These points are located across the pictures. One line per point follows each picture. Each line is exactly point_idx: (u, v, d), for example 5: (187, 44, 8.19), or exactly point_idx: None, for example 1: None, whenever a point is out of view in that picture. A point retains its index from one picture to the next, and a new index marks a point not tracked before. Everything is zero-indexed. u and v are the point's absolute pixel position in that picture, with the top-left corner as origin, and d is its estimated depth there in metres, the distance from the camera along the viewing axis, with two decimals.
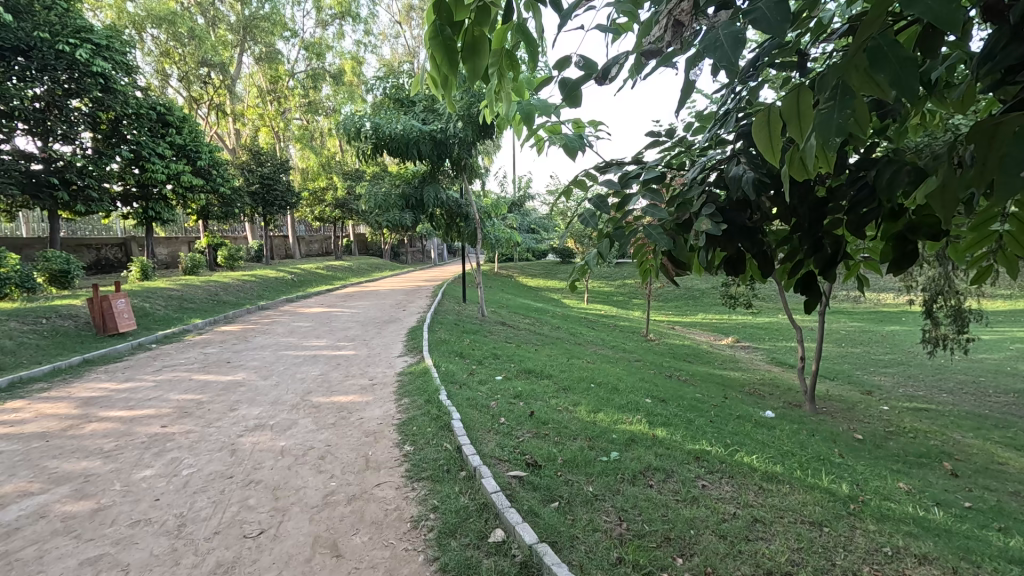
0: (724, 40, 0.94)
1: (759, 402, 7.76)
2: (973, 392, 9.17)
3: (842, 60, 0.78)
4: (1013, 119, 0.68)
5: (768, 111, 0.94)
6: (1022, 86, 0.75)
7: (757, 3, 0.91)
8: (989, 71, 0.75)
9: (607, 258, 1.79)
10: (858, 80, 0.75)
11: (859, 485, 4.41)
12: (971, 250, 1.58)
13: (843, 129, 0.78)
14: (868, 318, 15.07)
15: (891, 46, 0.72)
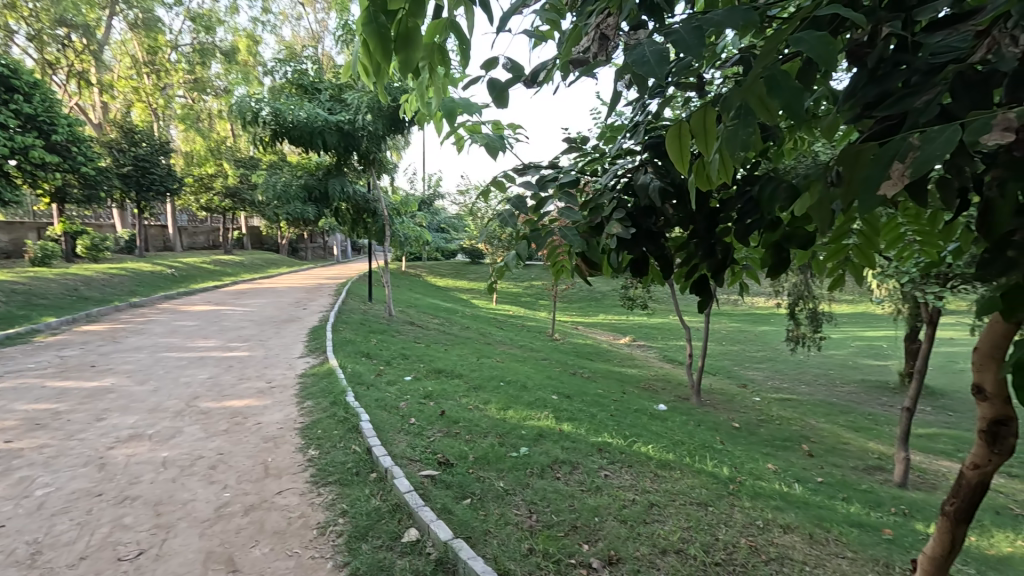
0: (647, 57, 1.00)
1: (653, 396, 8.38)
2: (823, 383, 10.66)
3: (744, 85, 0.87)
4: (870, 147, 0.81)
5: (678, 123, 1.02)
6: (877, 118, 0.89)
7: (675, 27, 0.98)
8: (852, 104, 0.88)
9: (525, 258, 1.84)
10: (756, 104, 0.85)
11: (737, 467, 4.94)
12: (830, 259, 1.86)
13: (745, 146, 0.87)
14: (744, 320, 16.87)
15: (783, 76, 0.82)
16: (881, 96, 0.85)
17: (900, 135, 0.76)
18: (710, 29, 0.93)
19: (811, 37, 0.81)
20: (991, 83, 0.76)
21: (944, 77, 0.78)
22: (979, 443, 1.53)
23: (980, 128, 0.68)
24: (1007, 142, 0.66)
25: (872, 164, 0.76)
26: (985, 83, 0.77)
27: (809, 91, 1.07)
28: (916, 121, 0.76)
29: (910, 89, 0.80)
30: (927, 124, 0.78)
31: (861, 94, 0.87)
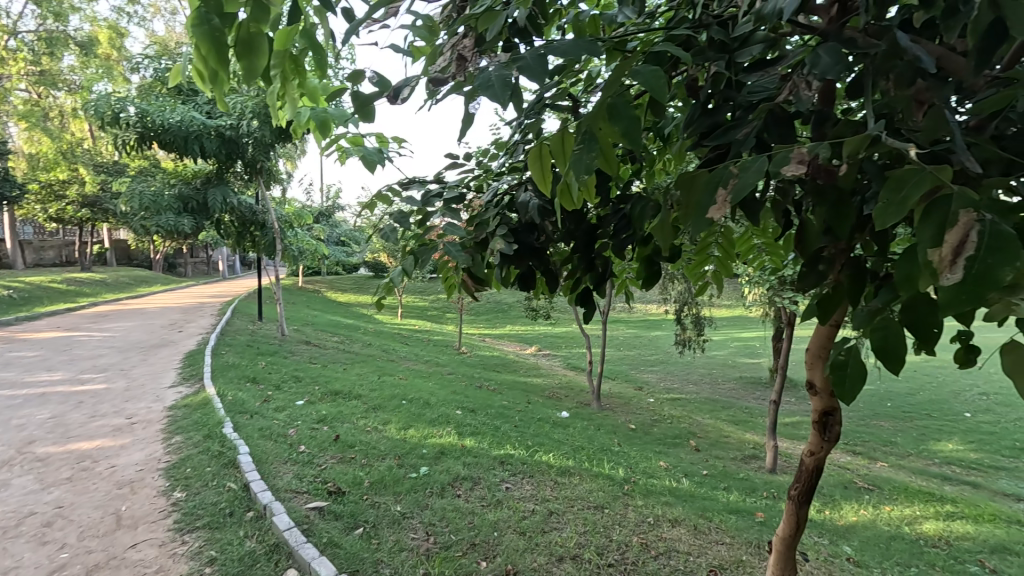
0: (498, 82, 1.00)
1: (557, 404, 8.62)
2: (707, 381, 11.66)
3: (590, 112, 0.90)
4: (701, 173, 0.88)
5: (536, 147, 1.04)
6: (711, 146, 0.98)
7: (523, 54, 1.00)
8: (688, 134, 0.96)
9: (412, 275, 1.80)
10: (602, 130, 0.88)
11: (632, 467, 5.22)
12: (698, 268, 2.04)
13: (593, 170, 0.90)
14: (639, 326, 18.01)
15: (624, 106, 0.86)
16: (712, 128, 0.94)
17: (724, 164, 0.84)
18: (555, 59, 0.96)
19: (646, 71, 0.85)
20: (794, 121, 0.88)
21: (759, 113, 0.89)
22: (813, 432, 1.72)
23: (780, 159, 0.78)
24: (802, 171, 0.76)
25: (702, 188, 0.83)
26: (787, 122, 0.89)
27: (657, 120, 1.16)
28: (739, 150, 0.85)
29: (730, 124, 0.91)
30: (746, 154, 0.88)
31: (693, 128, 0.98)
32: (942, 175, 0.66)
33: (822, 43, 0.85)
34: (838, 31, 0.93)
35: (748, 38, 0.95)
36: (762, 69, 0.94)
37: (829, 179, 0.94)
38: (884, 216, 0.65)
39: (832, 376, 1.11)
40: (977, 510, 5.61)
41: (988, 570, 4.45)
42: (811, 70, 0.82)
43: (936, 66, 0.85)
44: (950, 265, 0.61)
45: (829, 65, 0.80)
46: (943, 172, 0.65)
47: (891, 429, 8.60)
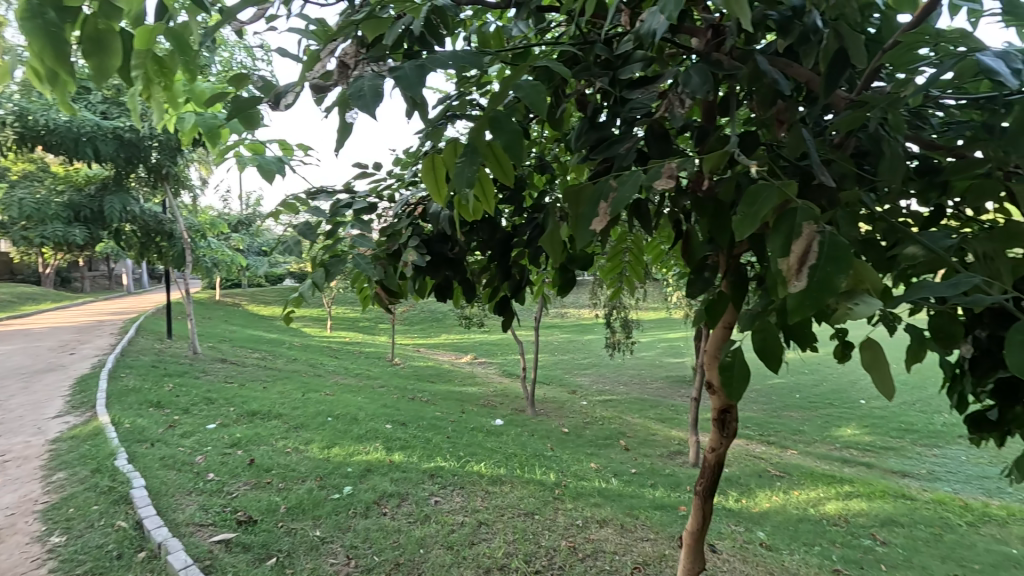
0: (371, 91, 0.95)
1: (491, 412, 8.61)
2: (636, 382, 12.10)
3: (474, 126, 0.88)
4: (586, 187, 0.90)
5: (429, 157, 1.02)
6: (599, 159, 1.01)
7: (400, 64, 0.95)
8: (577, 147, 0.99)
9: (322, 288, 1.72)
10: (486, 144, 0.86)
11: (564, 471, 5.29)
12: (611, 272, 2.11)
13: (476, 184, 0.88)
14: (572, 330, 18.44)
15: (507, 120, 0.85)
16: (600, 141, 0.98)
17: (606, 177, 0.87)
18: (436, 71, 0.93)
19: (528, 84, 0.84)
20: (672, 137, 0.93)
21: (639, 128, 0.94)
22: (714, 429, 1.81)
23: (655, 173, 0.81)
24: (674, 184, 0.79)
25: (588, 200, 0.85)
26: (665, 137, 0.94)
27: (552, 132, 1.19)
28: (621, 164, 0.89)
29: (614, 139, 0.95)
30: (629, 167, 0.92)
31: (581, 141, 1.01)
32: (790, 191, 0.71)
33: (692, 62, 0.90)
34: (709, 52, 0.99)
35: (629, 56, 0.99)
36: (644, 85, 0.99)
37: (707, 191, 1.00)
38: (740, 228, 0.70)
39: (720, 376, 1.17)
40: (870, 488, 6.20)
41: (879, 542, 4.95)
42: (683, 88, 0.87)
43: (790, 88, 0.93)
44: (796, 274, 0.66)
45: (698, 84, 0.85)
46: (788, 187, 0.70)
47: (799, 418, 9.34)
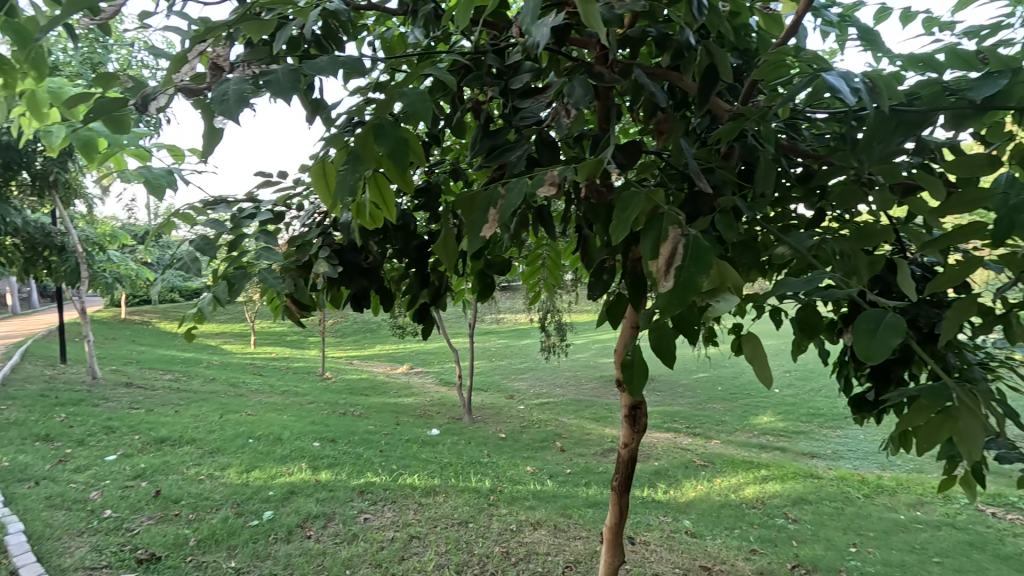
0: (236, 94, 0.91)
1: (428, 423, 8.49)
2: (572, 383, 12.32)
3: (357, 134, 0.86)
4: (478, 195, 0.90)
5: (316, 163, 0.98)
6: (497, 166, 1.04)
7: (273, 67, 0.93)
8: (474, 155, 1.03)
9: (225, 303, 1.61)
10: (368, 152, 0.84)
11: (500, 477, 5.29)
12: (535, 267, 2.22)
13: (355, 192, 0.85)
14: (509, 335, 18.56)
15: (391, 128, 0.84)
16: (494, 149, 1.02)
17: (496, 184, 0.88)
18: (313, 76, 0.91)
19: (413, 92, 0.84)
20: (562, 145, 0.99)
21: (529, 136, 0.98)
22: (625, 424, 1.90)
23: (538, 180, 0.84)
24: (558, 189, 0.82)
25: (478, 208, 0.86)
26: (554, 145, 0.98)
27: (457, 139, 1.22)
28: (512, 171, 0.94)
29: (505, 147, 0.98)
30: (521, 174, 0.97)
31: (477, 148, 1.04)
32: (659, 198, 0.77)
33: (576, 74, 0.95)
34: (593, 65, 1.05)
35: (518, 66, 1.04)
36: (534, 94, 1.03)
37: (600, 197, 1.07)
38: (615, 232, 0.74)
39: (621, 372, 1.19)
40: (783, 471, 6.70)
41: (790, 521, 5.40)
42: (567, 98, 0.91)
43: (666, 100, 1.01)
44: (664, 274, 0.70)
45: (581, 95, 0.90)
46: (657, 195, 0.76)
47: (721, 409, 9.93)
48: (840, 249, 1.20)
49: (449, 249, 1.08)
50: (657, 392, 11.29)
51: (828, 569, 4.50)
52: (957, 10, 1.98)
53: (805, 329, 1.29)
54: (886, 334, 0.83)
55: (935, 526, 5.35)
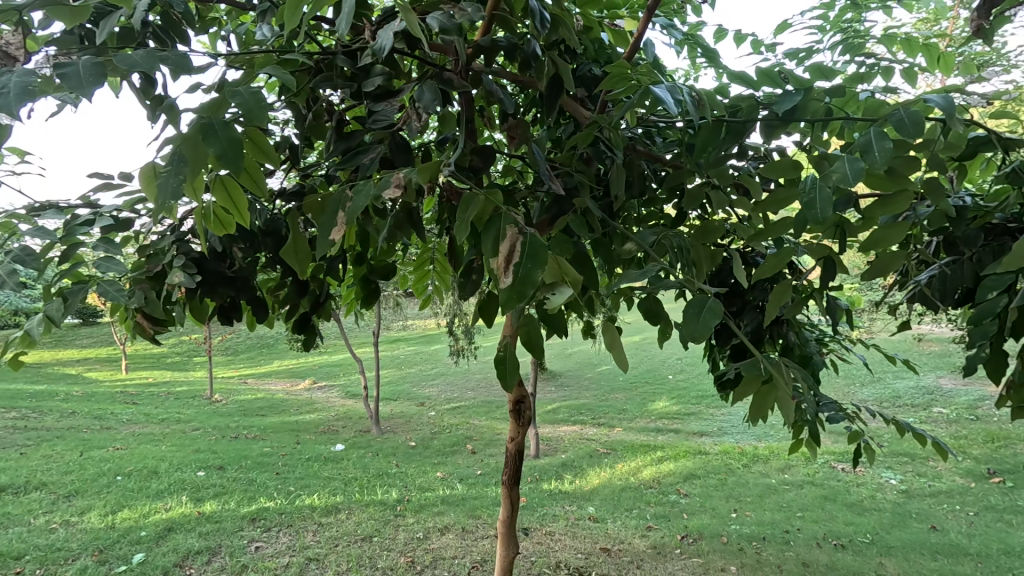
0: (20, 87, 0.86)
1: (331, 438, 8.15)
2: (483, 385, 12.35)
3: (183, 132, 0.86)
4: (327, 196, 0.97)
5: (146, 168, 0.94)
6: (357, 168, 1.15)
7: (72, 59, 0.90)
8: (338, 165, 1.14)
9: (61, 321, 1.42)
10: (196, 153, 0.85)
11: (408, 486, 5.72)
12: (424, 268, 2.26)
13: (179, 193, 0.85)
14: (418, 341, 18.26)
15: (220, 128, 0.86)
16: (347, 150, 1.22)
17: (342, 189, 0.96)
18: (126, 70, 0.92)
19: (247, 93, 0.89)
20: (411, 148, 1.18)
21: (382, 140, 1.15)
22: (512, 420, 2.14)
23: (384, 182, 0.92)
24: (403, 190, 0.91)
25: (329, 210, 0.93)
26: (406, 146, 1.17)
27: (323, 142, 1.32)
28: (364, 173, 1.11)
29: (360, 149, 1.15)
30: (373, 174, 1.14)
31: (335, 148, 1.23)
32: (498, 201, 0.84)
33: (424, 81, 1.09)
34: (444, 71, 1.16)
35: (370, 70, 1.17)
36: (387, 97, 1.17)
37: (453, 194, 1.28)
38: (459, 232, 0.81)
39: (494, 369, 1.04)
40: (676, 450, 7.28)
41: (682, 496, 5.92)
42: (418, 101, 1.05)
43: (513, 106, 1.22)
44: (504, 271, 0.76)
45: (429, 100, 1.04)
46: (495, 197, 0.84)
47: (622, 398, 10.56)
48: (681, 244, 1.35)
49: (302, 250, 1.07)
50: (565, 387, 11.74)
51: (711, 535, 5.00)
52: (779, 31, 2.27)
53: (649, 316, 1.48)
54: (708, 316, 1.01)
55: (799, 485, 6.11)
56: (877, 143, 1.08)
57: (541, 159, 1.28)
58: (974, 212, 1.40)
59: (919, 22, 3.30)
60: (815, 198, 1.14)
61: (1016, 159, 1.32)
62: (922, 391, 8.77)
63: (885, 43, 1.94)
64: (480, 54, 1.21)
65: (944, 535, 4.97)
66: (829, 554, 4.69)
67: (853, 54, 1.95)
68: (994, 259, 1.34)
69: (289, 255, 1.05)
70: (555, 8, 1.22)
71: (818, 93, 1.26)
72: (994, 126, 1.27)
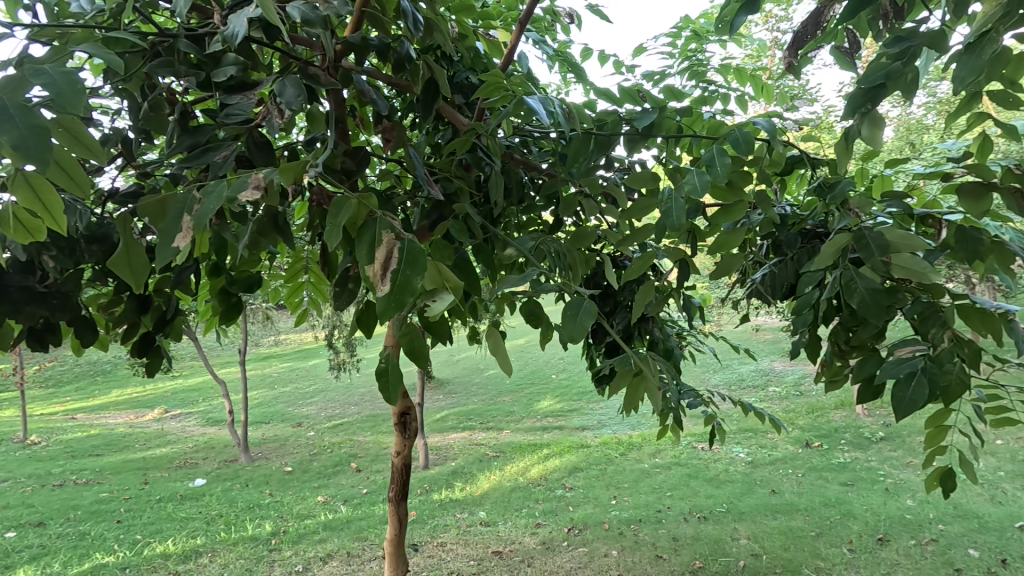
0: None
1: (189, 473, 7.23)
2: (367, 399, 11.77)
3: None
4: (171, 196, 0.84)
5: None
6: (207, 168, 1.03)
7: None
8: (182, 163, 1.01)
9: None
10: None
11: (283, 516, 5.51)
12: (292, 279, 2.10)
13: None
14: (293, 357, 16.89)
15: (17, 113, 0.71)
16: (194, 147, 1.09)
17: (188, 190, 0.85)
18: None
19: (53, 73, 0.75)
20: (271, 147, 1.09)
21: (236, 137, 1.05)
22: (397, 433, 2.07)
23: (239, 183, 0.83)
24: (263, 192, 0.84)
25: (170, 213, 0.82)
26: (266, 144, 1.08)
27: (163, 136, 1.18)
28: (217, 172, 1.00)
29: (210, 146, 1.04)
30: (227, 174, 1.03)
31: (180, 143, 1.09)
32: (372, 205, 0.80)
33: (286, 75, 1.03)
34: (309, 66, 1.09)
35: (220, 59, 1.06)
36: (243, 90, 1.07)
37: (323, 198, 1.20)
38: (330, 237, 0.76)
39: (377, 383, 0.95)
40: (561, 446, 7.62)
41: (567, 489, 6.20)
42: (280, 97, 0.98)
43: (387, 108, 1.20)
44: (381, 278, 0.72)
45: (292, 96, 0.98)
46: (369, 201, 0.80)
47: (509, 401, 10.81)
48: (556, 249, 1.42)
49: (137, 260, 0.91)
50: (453, 394, 11.67)
51: (595, 524, 5.31)
52: (636, 54, 2.48)
53: (530, 319, 1.52)
54: (584, 317, 1.05)
55: (668, 466, 6.74)
56: (717, 159, 1.23)
57: (418, 163, 1.27)
58: (792, 219, 1.66)
59: (747, 57, 3.84)
60: (670, 206, 1.26)
61: (820, 176, 1.59)
62: (760, 373, 10.23)
63: (722, 72, 2.22)
64: (350, 52, 1.15)
65: (782, 496, 5.83)
66: (694, 526, 5.23)
67: (697, 80, 2.20)
68: (807, 259, 1.60)
69: (117, 265, 0.88)
70: (428, 12, 1.21)
71: (669, 112, 1.40)
72: (804, 148, 1.52)
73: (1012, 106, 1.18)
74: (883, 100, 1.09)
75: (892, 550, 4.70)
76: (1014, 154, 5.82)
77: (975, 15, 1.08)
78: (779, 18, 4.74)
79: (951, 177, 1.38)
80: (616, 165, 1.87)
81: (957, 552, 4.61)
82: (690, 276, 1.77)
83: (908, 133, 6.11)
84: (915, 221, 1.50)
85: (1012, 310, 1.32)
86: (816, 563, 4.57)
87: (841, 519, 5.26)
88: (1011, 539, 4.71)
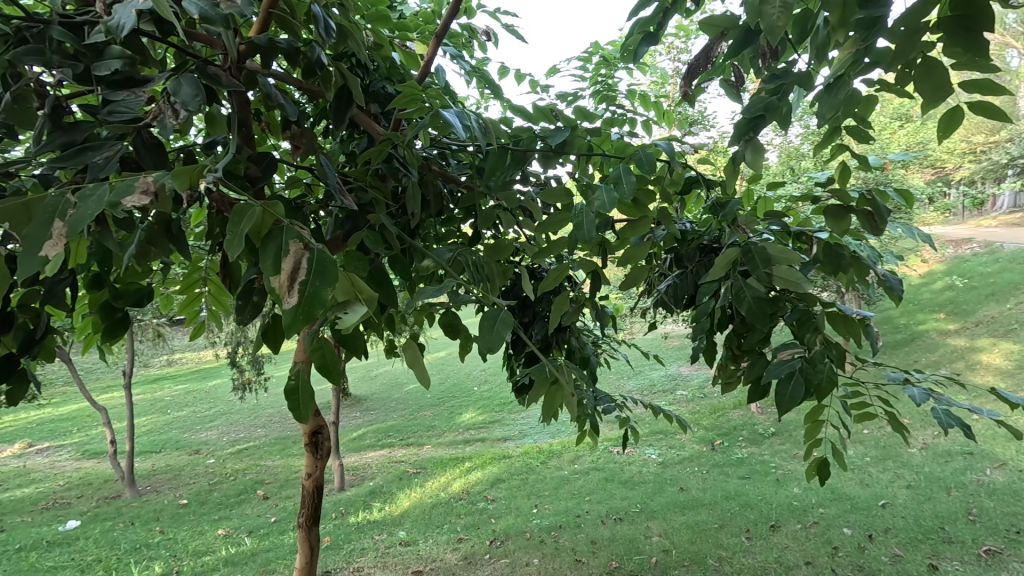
0: None
1: (59, 515, 6.32)
2: (276, 420, 10.99)
3: None
4: (39, 200, 0.75)
5: None
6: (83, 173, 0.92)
7: None
8: (51, 165, 0.91)
9: None
10: None
11: (177, 554, 5.02)
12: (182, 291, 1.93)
13: None
14: (190, 378, 15.40)
15: None
16: (67, 145, 0.98)
17: (59, 193, 0.76)
18: None
19: None
20: (161, 148, 1.00)
21: (121, 137, 0.96)
22: (308, 454, 1.97)
23: (126, 186, 0.76)
24: (153, 198, 0.77)
25: (37, 218, 0.72)
26: (158, 146, 1.00)
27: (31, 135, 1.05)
28: (98, 174, 0.91)
29: (90, 146, 0.94)
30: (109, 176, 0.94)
31: (50, 142, 0.97)
32: (278, 214, 0.76)
33: (181, 73, 0.95)
34: (208, 65, 1.03)
35: (103, 51, 0.97)
36: (130, 86, 0.99)
37: (225, 205, 1.13)
38: (231, 248, 0.71)
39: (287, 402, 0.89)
40: (483, 459, 7.60)
41: (489, 502, 6.20)
42: (174, 96, 0.91)
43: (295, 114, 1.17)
44: (289, 290, 0.69)
45: (189, 95, 0.91)
46: (273, 210, 0.77)
47: (431, 415, 10.62)
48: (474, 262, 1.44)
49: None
50: (372, 411, 11.26)
51: (516, 534, 5.33)
52: (550, 74, 2.59)
53: (450, 330, 1.51)
54: (501, 327, 1.07)
55: (586, 471, 6.94)
56: (625, 177, 1.32)
57: (331, 172, 1.23)
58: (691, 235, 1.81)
59: (652, 83, 4.13)
60: (582, 220, 1.33)
61: (714, 196, 1.74)
62: (669, 378, 10.91)
63: (629, 97, 2.37)
64: (256, 54, 1.10)
65: (688, 493, 6.22)
66: (611, 527, 5.42)
67: (607, 104, 2.34)
68: (704, 271, 1.75)
69: None
70: (341, 19, 1.18)
71: (581, 132, 1.48)
72: (700, 171, 1.67)
73: (864, 141, 1.37)
74: (764, 129, 1.22)
75: (782, 534, 5.18)
76: (871, 181, 6.76)
77: (833, 59, 1.25)
78: (680, 49, 5.15)
79: (820, 200, 1.57)
80: (533, 180, 1.94)
81: (835, 531, 5.17)
82: (601, 287, 1.86)
83: (790, 159, 6.86)
84: (793, 237, 1.69)
85: (869, 316, 1.52)
86: (719, 553, 4.91)
87: (739, 510, 5.71)
88: (876, 516, 5.36)
